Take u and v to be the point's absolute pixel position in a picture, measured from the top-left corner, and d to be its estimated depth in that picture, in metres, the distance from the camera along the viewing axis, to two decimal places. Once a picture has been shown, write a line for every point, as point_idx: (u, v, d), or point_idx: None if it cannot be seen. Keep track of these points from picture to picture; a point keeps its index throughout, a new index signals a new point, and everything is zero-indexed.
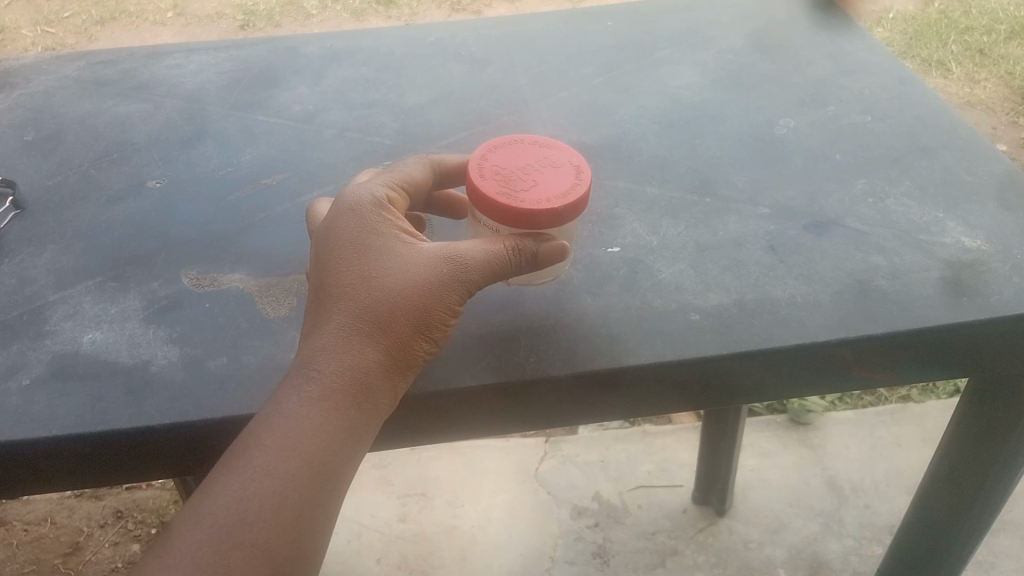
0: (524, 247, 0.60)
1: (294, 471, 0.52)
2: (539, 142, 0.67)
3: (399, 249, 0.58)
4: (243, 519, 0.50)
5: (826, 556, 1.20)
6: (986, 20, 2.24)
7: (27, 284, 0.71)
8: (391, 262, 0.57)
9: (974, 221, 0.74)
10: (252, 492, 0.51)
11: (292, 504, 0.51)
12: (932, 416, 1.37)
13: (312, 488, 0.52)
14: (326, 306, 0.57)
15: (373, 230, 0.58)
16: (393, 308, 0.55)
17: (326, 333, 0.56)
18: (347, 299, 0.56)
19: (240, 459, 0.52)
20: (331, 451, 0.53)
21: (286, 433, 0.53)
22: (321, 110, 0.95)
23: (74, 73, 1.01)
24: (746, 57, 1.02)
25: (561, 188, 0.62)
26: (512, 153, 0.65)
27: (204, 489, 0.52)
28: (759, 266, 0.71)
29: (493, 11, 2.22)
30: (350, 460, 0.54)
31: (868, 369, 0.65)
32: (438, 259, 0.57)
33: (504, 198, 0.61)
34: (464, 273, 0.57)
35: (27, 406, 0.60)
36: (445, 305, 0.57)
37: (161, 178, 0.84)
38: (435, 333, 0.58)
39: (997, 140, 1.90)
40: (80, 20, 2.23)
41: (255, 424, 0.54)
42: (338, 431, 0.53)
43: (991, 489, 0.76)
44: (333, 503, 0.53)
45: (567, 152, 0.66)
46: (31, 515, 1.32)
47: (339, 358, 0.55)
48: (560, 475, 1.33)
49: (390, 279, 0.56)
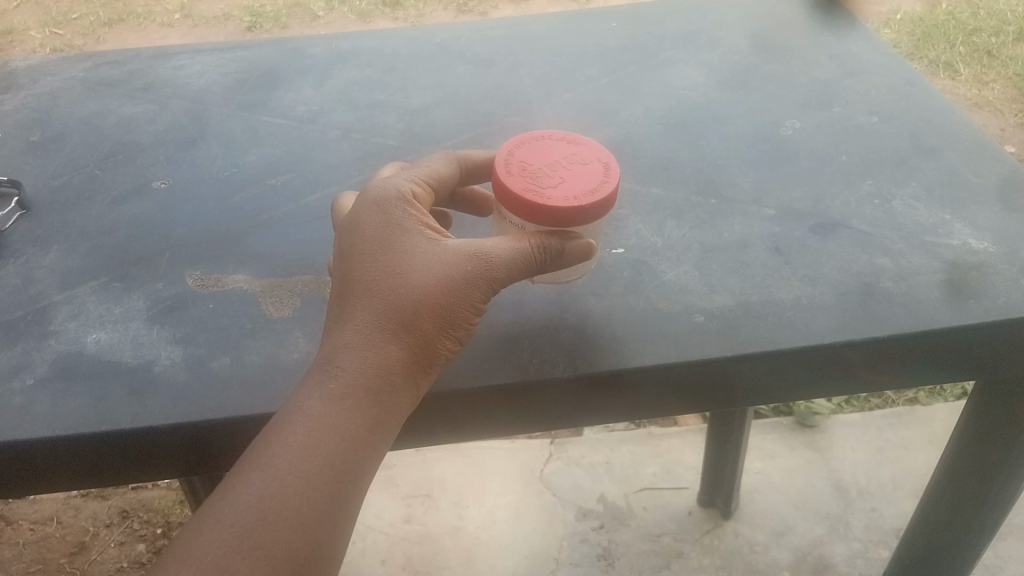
0: (549, 245, 0.59)
1: (317, 469, 0.52)
2: (566, 138, 0.66)
3: (423, 245, 0.58)
4: (265, 518, 0.50)
5: (832, 559, 1.19)
6: (994, 21, 2.22)
7: (33, 284, 0.72)
8: (415, 259, 0.57)
9: (980, 223, 0.73)
10: (273, 490, 0.51)
11: (314, 503, 0.51)
12: (940, 418, 1.36)
13: (334, 487, 0.52)
14: (349, 303, 0.57)
15: (398, 226, 0.58)
16: (417, 306, 0.55)
17: (349, 331, 0.56)
18: (371, 296, 0.56)
19: (262, 457, 0.52)
20: (351, 449, 0.53)
21: (309, 430, 0.53)
22: (326, 111, 0.95)
23: (80, 74, 1.02)
24: (752, 58, 1.02)
25: (588, 185, 0.62)
26: (539, 150, 0.65)
27: (224, 487, 0.52)
28: (764, 268, 0.71)
29: (500, 13, 2.23)
30: (371, 459, 0.54)
31: (873, 371, 0.65)
32: (462, 256, 0.57)
33: (530, 194, 0.61)
34: (488, 271, 0.57)
35: (31, 405, 0.60)
36: (469, 302, 0.57)
37: (166, 178, 0.84)
38: (458, 331, 0.58)
39: (1005, 141, 1.89)
40: (88, 22, 2.25)
41: (277, 422, 0.54)
42: (359, 430, 0.53)
43: (998, 494, 0.76)
44: (354, 503, 0.53)
45: (595, 149, 0.66)
46: (37, 515, 1.32)
47: (363, 356, 0.55)
48: (566, 477, 1.32)
49: (414, 276, 0.56)
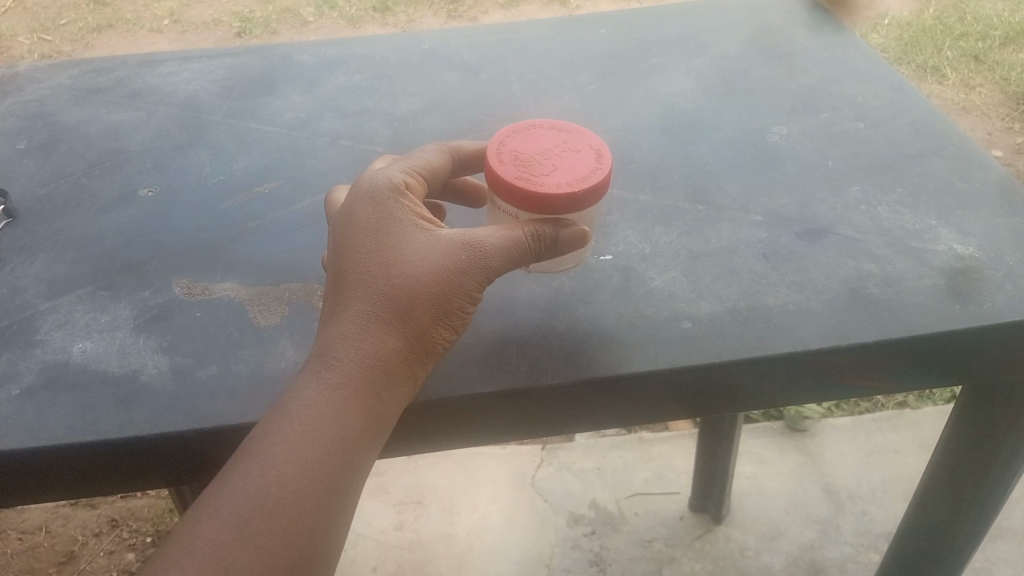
0: (544, 233, 0.59)
1: (315, 458, 0.51)
2: (557, 126, 0.67)
3: (417, 235, 0.58)
4: (264, 507, 0.50)
5: (824, 563, 1.20)
6: (981, 26, 2.24)
7: (19, 293, 0.71)
8: (409, 249, 0.57)
9: (966, 228, 0.74)
10: (271, 479, 0.50)
11: (313, 491, 0.51)
12: (929, 422, 1.37)
13: (333, 475, 0.52)
14: (343, 294, 0.57)
15: (392, 217, 0.58)
16: (413, 296, 0.55)
17: (345, 321, 0.55)
18: (367, 286, 0.56)
19: (259, 447, 0.52)
20: (350, 437, 0.53)
21: (306, 420, 0.52)
22: (315, 118, 0.95)
23: (67, 81, 1.01)
24: (739, 64, 1.02)
25: (581, 172, 0.62)
26: (531, 138, 0.65)
27: (222, 478, 0.51)
28: (752, 274, 0.71)
29: (491, 18, 2.23)
30: (370, 448, 0.54)
31: (861, 377, 0.65)
32: (456, 245, 0.57)
33: (524, 183, 0.61)
34: (482, 260, 0.57)
35: (17, 415, 0.60)
36: (464, 291, 0.57)
37: (154, 186, 0.84)
38: (453, 320, 0.58)
39: (993, 145, 1.90)
40: (76, 27, 2.24)
41: (273, 413, 0.53)
42: (357, 419, 0.53)
43: (986, 498, 0.76)
44: (353, 491, 0.53)
45: (586, 137, 0.66)
46: (26, 524, 1.31)
47: (359, 345, 0.55)
48: (558, 482, 1.32)
49: (409, 265, 0.56)
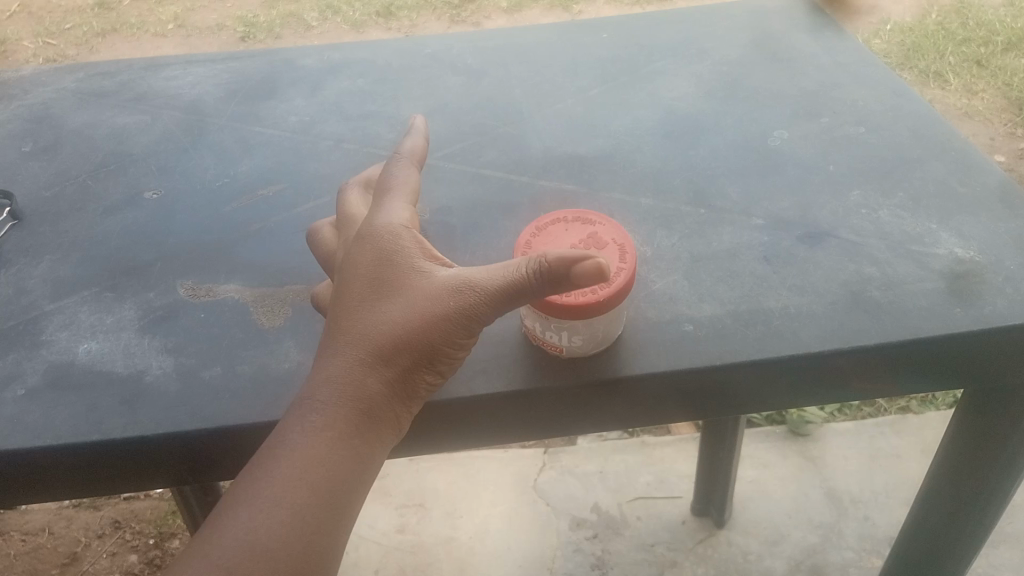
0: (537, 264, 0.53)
1: (302, 502, 0.52)
2: (581, 218, 0.65)
3: (408, 277, 0.57)
4: (250, 553, 0.49)
5: (826, 568, 1.20)
6: (984, 31, 2.24)
7: (24, 294, 0.72)
8: (401, 293, 0.57)
9: (967, 232, 0.74)
10: (258, 523, 0.50)
11: (298, 535, 0.51)
12: (932, 427, 1.37)
13: (320, 518, 0.52)
14: (337, 338, 0.57)
15: (385, 259, 0.58)
16: (398, 336, 0.55)
17: (336, 364, 0.56)
18: (358, 331, 0.56)
19: (248, 490, 0.52)
20: (336, 480, 0.53)
21: (294, 463, 0.53)
22: (319, 121, 0.95)
23: (72, 85, 1.02)
24: (741, 69, 1.03)
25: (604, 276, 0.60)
26: (555, 236, 0.64)
27: (213, 520, 0.52)
28: (753, 278, 0.71)
29: (493, 23, 2.24)
30: (357, 491, 0.54)
31: (862, 380, 0.66)
32: (445, 287, 0.56)
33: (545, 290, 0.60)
34: (470, 300, 0.55)
35: (22, 414, 0.61)
36: (452, 333, 0.55)
37: (158, 188, 0.85)
38: (444, 363, 0.57)
39: (995, 150, 1.90)
40: (82, 31, 2.26)
41: (265, 455, 0.54)
42: (343, 462, 0.53)
43: (987, 501, 0.76)
44: (342, 532, 0.53)
45: (611, 229, 0.64)
46: (29, 526, 1.31)
47: (347, 388, 0.55)
48: (559, 486, 1.32)
49: (397, 309, 0.56)
